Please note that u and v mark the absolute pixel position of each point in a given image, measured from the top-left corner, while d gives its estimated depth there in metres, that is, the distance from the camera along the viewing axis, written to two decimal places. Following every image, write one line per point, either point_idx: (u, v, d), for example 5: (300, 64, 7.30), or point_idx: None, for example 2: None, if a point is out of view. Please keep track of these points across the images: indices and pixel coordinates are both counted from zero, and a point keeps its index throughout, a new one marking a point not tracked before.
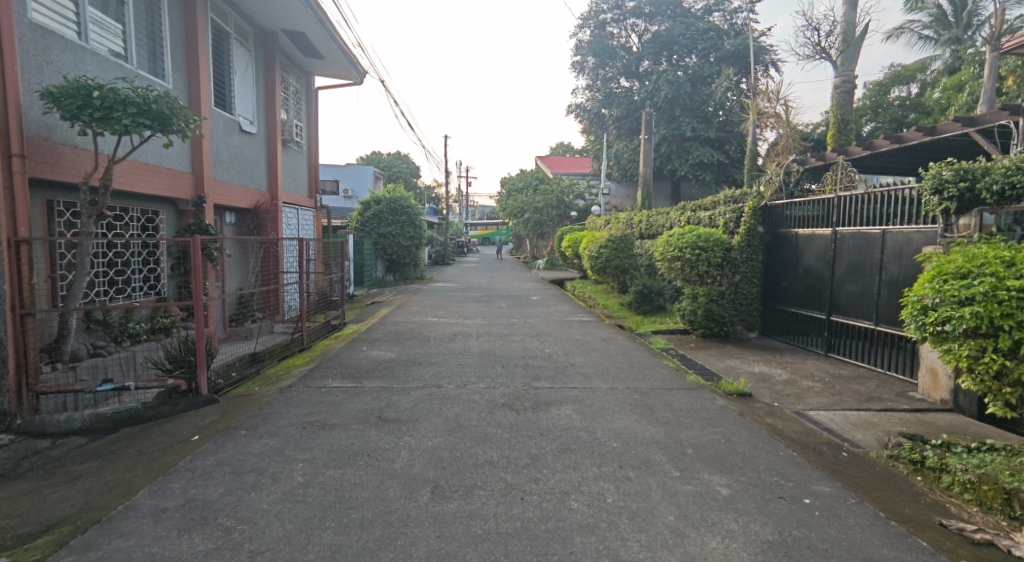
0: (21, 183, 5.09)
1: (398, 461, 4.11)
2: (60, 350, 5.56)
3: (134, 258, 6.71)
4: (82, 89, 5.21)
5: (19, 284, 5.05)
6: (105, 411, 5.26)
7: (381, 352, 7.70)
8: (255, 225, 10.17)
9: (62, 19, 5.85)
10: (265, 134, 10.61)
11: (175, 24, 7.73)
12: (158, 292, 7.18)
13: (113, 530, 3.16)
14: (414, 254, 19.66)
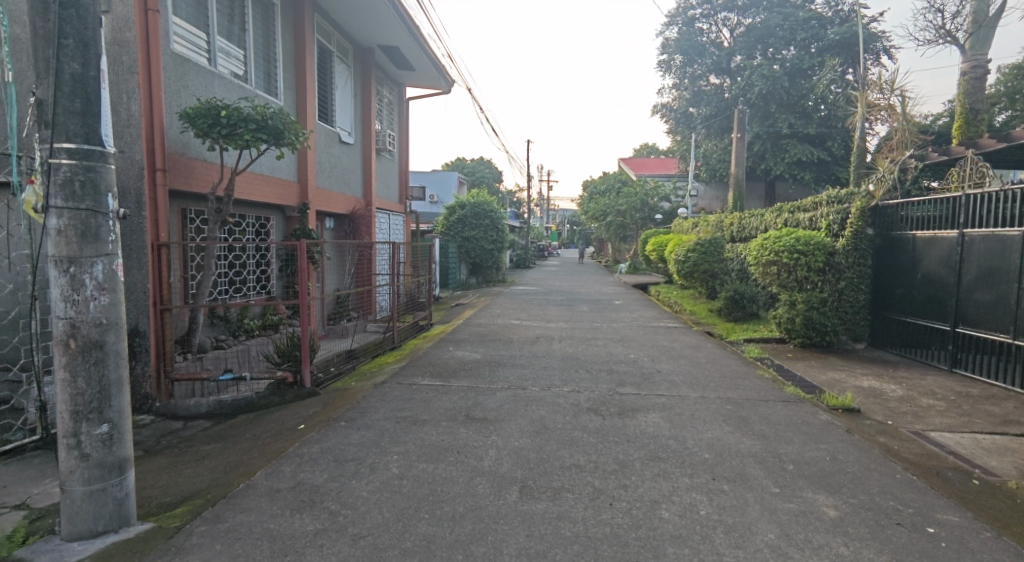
0: (162, 194, 5.72)
1: (487, 458, 4.22)
2: (190, 342, 6.19)
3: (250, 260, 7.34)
4: (212, 109, 5.79)
5: (160, 284, 5.67)
6: (226, 399, 5.78)
7: (467, 352, 7.92)
8: (352, 230, 10.75)
9: (196, 48, 6.51)
10: (362, 143, 11.20)
11: (287, 45, 8.35)
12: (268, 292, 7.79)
13: (237, 505, 3.48)
14: (497, 257, 19.97)
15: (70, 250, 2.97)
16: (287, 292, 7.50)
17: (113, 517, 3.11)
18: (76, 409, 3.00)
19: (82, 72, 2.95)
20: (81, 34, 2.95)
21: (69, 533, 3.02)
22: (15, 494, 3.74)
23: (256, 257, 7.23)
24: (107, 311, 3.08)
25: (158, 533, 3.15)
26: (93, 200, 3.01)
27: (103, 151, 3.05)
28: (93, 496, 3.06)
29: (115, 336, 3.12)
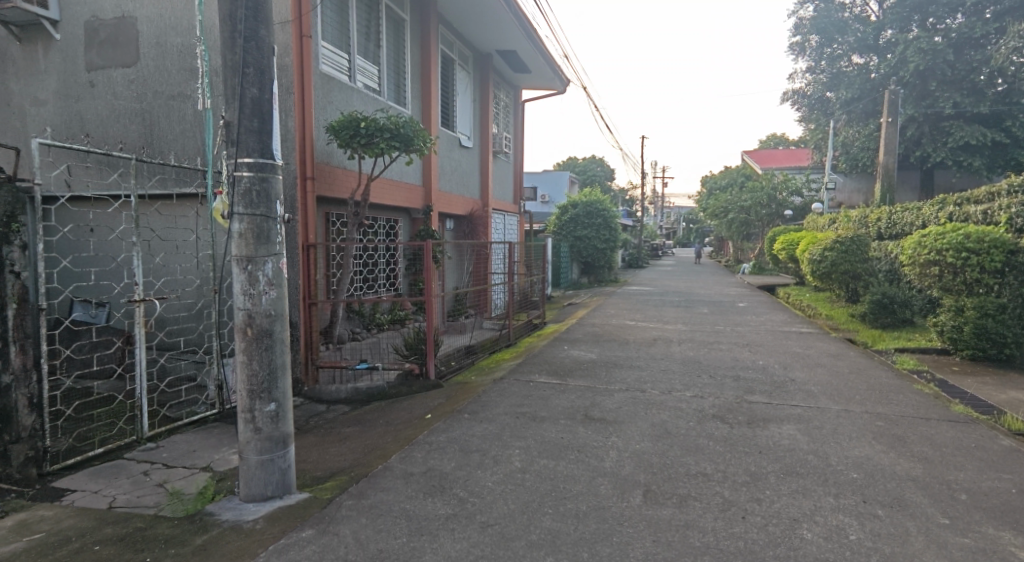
0: (311, 199, 6.31)
1: (608, 460, 4.19)
2: (331, 334, 6.78)
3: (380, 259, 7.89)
4: (353, 120, 6.29)
5: (308, 280, 6.27)
6: (362, 386, 6.25)
7: (582, 352, 7.90)
8: (471, 231, 11.15)
9: (339, 66, 7.11)
10: (482, 146, 11.57)
11: (415, 57, 8.85)
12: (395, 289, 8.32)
13: (377, 484, 3.77)
14: (609, 257, 19.68)
15: (248, 250, 3.40)
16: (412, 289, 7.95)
17: (278, 484, 3.51)
18: (252, 389, 3.44)
19: (260, 95, 3.38)
20: (259, 63, 3.39)
21: (245, 495, 3.47)
22: (201, 458, 4.33)
23: (386, 257, 7.73)
24: (275, 303, 3.49)
25: (314, 502, 3.51)
26: (266, 207, 3.42)
27: (274, 164, 3.45)
28: (263, 465, 3.48)
29: (282, 326, 3.52)
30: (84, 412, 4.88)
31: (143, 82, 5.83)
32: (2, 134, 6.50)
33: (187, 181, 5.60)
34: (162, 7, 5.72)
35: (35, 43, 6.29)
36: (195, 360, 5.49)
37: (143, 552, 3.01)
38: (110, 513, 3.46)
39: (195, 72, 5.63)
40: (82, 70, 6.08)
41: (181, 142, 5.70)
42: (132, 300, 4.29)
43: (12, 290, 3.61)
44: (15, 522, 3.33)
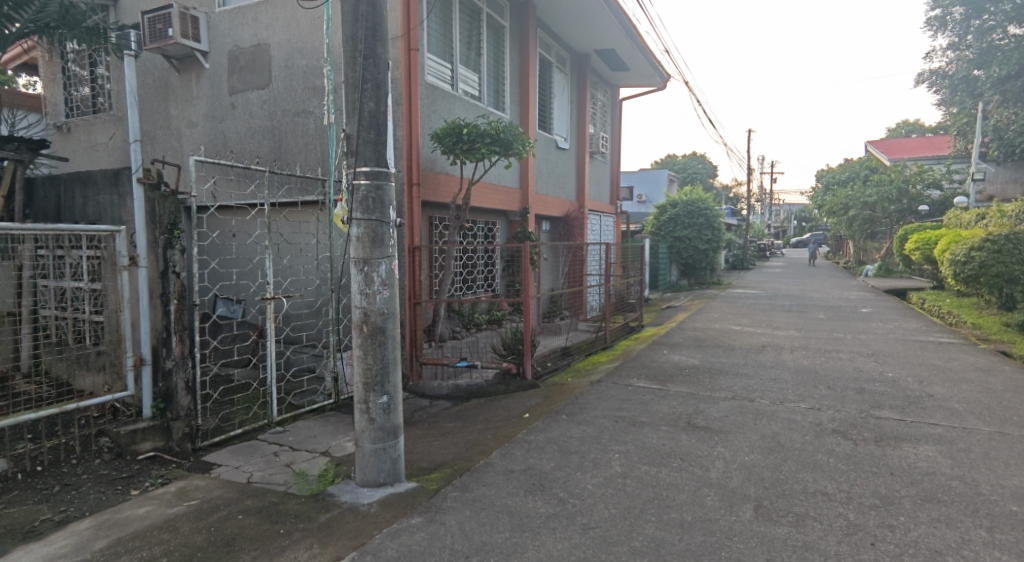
0: (416, 204, 6.62)
1: (714, 470, 4.07)
2: (434, 332, 7.07)
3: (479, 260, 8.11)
4: (456, 127, 6.52)
5: (413, 280, 6.59)
6: (462, 384, 6.47)
7: (684, 357, 7.65)
8: (566, 232, 11.19)
9: (442, 76, 7.41)
10: (578, 147, 11.55)
11: (514, 63, 9.02)
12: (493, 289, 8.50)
13: (479, 479, 3.92)
14: (712, 258, 18.86)
15: (364, 252, 3.68)
16: (509, 290, 8.12)
17: (390, 473, 3.76)
18: (367, 381, 3.70)
19: (376, 108, 3.66)
20: (376, 79, 3.67)
21: (361, 480, 3.75)
22: (321, 443, 4.73)
23: (484, 259, 7.94)
24: (388, 302, 3.73)
25: (421, 491, 3.71)
26: (380, 212, 3.68)
27: (388, 172, 3.70)
28: (377, 453, 3.73)
29: (394, 323, 3.76)
30: (226, 396, 5.49)
31: (273, 102, 6.45)
32: (163, 153, 7.44)
33: (309, 190, 6.13)
34: (291, 32, 6.29)
35: (189, 71, 7.15)
36: (316, 353, 5.98)
37: (276, 525, 3.36)
38: (248, 487, 3.89)
39: (318, 90, 6.14)
40: (225, 94, 6.82)
41: (304, 154, 6.24)
42: (264, 298, 4.76)
43: (174, 287, 4.13)
44: (175, 489, 3.84)
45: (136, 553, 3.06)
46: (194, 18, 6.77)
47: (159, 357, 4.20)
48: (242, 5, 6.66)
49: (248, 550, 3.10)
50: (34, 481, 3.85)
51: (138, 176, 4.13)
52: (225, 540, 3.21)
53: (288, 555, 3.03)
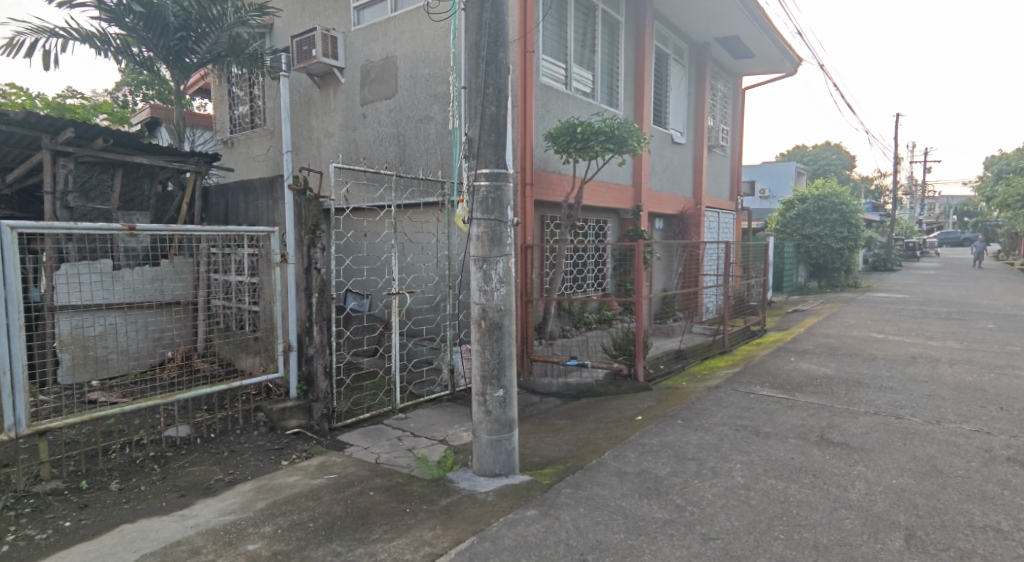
0: (529, 204, 6.73)
1: (854, 491, 3.75)
2: (544, 329, 7.13)
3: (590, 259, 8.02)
4: (570, 126, 6.54)
5: (525, 279, 6.70)
6: (572, 382, 6.49)
7: (815, 366, 7.10)
8: (681, 229, 10.79)
9: (556, 76, 7.47)
10: (695, 142, 11.09)
11: (629, 57, 8.85)
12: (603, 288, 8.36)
13: (592, 478, 3.94)
14: (848, 258, 17.27)
15: (483, 251, 3.84)
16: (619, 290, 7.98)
17: (504, 464, 3.91)
18: (485, 375, 3.90)
19: (497, 111, 3.82)
20: (497, 84, 3.83)
21: (477, 469, 3.94)
22: (440, 431, 4.99)
23: (595, 257, 7.88)
24: (505, 300, 3.87)
25: (535, 485, 3.81)
26: (499, 213, 3.82)
27: (507, 173, 3.85)
28: (493, 444, 3.90)
29: (510, 320, 3.90)
30: (355, 382, 5.95)
31: (399, 111, 6.88)
32: (307, 161, 8.22)
33: (431, 192, 6.45)
34: (416, 44, 6.66)
35: (328, 86, 7.82)
36: (434, 346, 6.29)
37: (403, 503, 3.63)
38: (377, 466, 4.22)
39: (440, 96, 6.44)
40: (358, 105, 7.39)
41: (426, 158, 6.58)
42: (390, 293, 5.09)
43: (315, 281, 4.58)
44: (317, 463, 4.28)
45: (285, 517, 3.46)
46: (333, 37, 7.40)
47: (303, 345, 4.68)
48: (374, 21, 7.16)
49: (379, 524, 3.37)
50: (209, 446, 4.45)
51: (289, 183, 4.61)
52: (359, 513, 3.52)
53: (413, 533, 3.26)
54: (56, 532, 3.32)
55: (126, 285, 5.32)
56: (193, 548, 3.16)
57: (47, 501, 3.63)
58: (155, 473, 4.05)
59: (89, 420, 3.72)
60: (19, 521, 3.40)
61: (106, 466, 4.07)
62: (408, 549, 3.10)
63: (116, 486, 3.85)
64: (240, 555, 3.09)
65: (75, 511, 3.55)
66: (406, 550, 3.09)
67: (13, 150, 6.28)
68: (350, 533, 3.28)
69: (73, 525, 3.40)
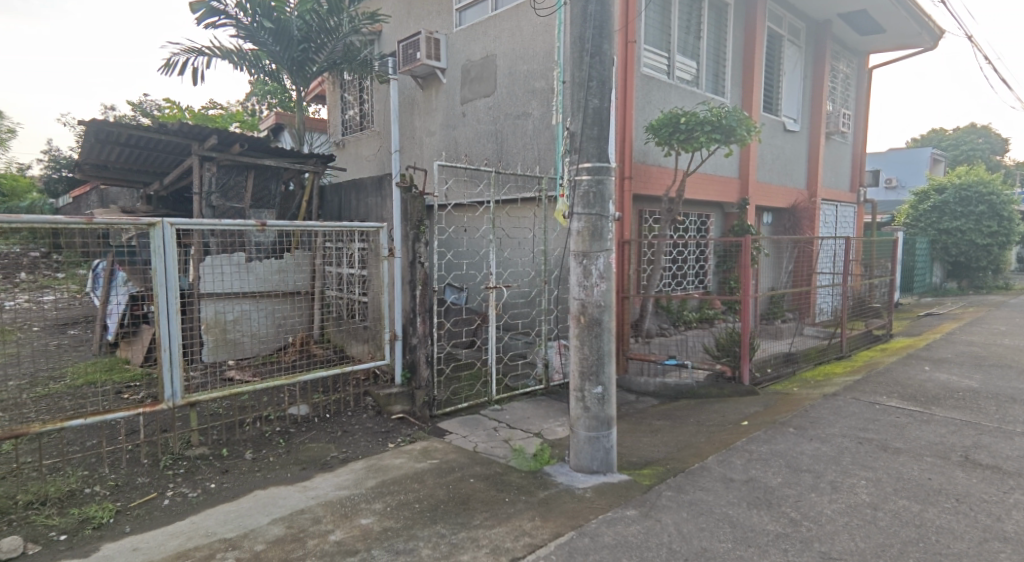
0: (627, 198, 6.56)
1: (1007, 522, 3.32)
2: (641, 327, 6.91)
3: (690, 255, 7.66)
4: (674, 117, 6.28)
5: (622, 274, 6.49)
6: (670, 382, 6.24)
7: (955, 377, 6.35)
8: (792, 224, 10.06)
9: (659, 65, 7.22)
10: (810, 129, 10.30)
11: (737, 41, 8.37)
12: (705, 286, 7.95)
13: (695, 482, 3.79)
14: (996, 255, 15.31)
15: (583, 246, 3.84)
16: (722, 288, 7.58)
17: (602, 462, 3.90)
18: (583, 370, 3.90)
19: (601, 104, 3.80)
20: (602, 76, 3.80)
21: (575, 464, 3.96)
22: (535, 424, 5.03)
23: (696, 253, 7.56)
24: (605, 296, 3.85)
25: (634, 485, 3.75)
26: (601, 207, 3.81)
27: (609, 167, 3.83)
28: (591, 441, 3.90)
29: (610, 316, 3.87)
30: (454, 373, 6.12)
31: (497, 108, 6.97)
32: (412, 159, 8.57)
33: (528, 187, 6.61)
34: (515, 41, 6.70)
35: (430, 87, 8.09)
36: (529, 341, 6.33)
37: (502, 493, 3.70)
38: (477, 455, 4.32)
39: (538, 92, 6.44)
40: (458, 104, 7.59)
41: (524, 153, 6.62)
42: (488, 287, 5.17)
43: (419, 274, 4.85)
44: (420, 447, 4.47)
45: (392, 497, 3.64)
46: (436, 39, 7.64)
47: (408, 334, 4.97)
48: (475, 21, 7.29)
49: (480, 511, 3.46)
50: (325, 425, 4.79)
51: (396, 180, 4.85)
52: (461, 498, 3.64)
53: (513, 523, 3.31)
54: (204, 492, 3.74)
55: (257, 277, 5.69)
56: (314, 517, 3.41)
57: (196, 464, 4.08)
58: (281, 446, 4.42)
59: (229, 395, 4.16)
60: (175, 479, 3.87)
61: (242, 437, 4.49)
62: (508, 538, 3.15)
63: (250, 455, 4.25)
64: (354, 528, 3.29)
65: (218, 474, 3.97)
66: (507, 538, 3.15)
67: (168, 156, 7.07)
68: (454, 516, 3.39)
69: (218, 486, 3.81)
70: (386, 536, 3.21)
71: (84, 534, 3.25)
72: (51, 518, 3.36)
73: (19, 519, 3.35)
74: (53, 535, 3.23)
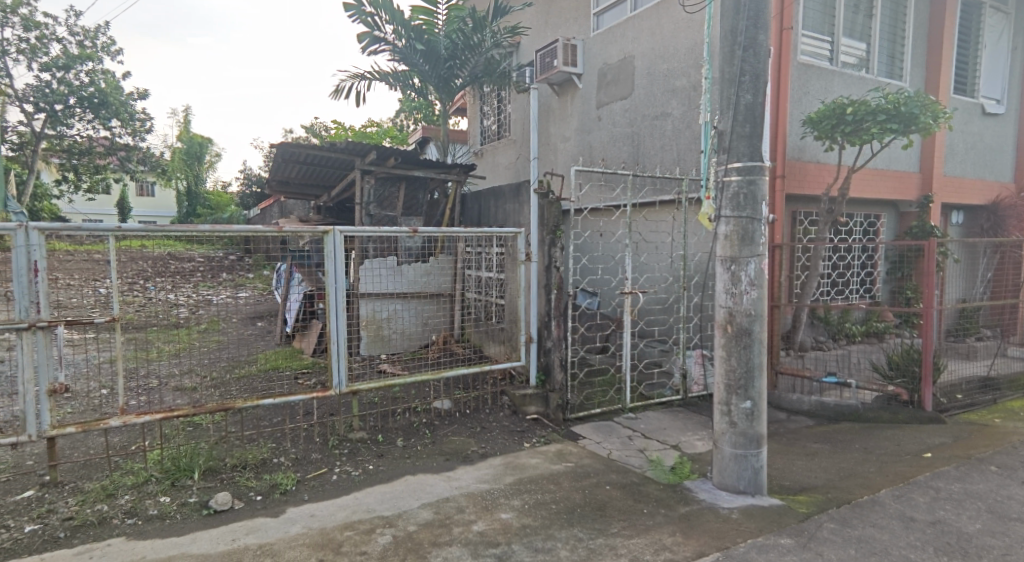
0: (778, 198, 6.03)
1: None
2: (792, 339, 6.27)
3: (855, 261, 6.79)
4: (837, 107, 5.63)
5: (773, 282, 5.93)
6: (829, 401, 5.59)
7: None
8: (991, 225, 8.35)
9: (820, 51, 6.55)
10: (1020, 111, 8.63)
11: (921, 15, 7.30)
12: (873, 296, 7.01)
13: (865, 516, 3.38)
14: None
15: (732, 251, 3.65)
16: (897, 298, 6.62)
17: (750, 482, 3.65)
18: (729, 384, 3.68)
19: (753, 100, 3.58)
20: (755, 70, 3.59)
21: (719, 482, 3.75)
22: (672, 436, 4.84)
23: (862, 258, 6.71)
24: (755, 304, 3.62)
25: (789, 512, 3.46)
26: (752, 209, 3.60)
27: (763, 166, 3.60)
28: (738, 459, 3.68)
29: (760, 326, 3.63)
30: (587, 378, 6.08)
31: (635, 110, 6.83)
32: (550, 166, 8.71)
33: (667, 190, 6.31)
34: (655, 40, 6.51)
35: (567, 93, 8.19)
36: (666, 349, 6.09)
37: (640, 503, 3.63)
38: (612, 462, 4.28)
39: (678, 91, 6.20)
40: (595, 108, 7.58)
41: (662, 156, 6.40)
42: (623, 292, 5.08)
43: (555, 278, 4.95)
44: (555, 450, 4.53)
45: (531, 496, 3.74)
46: (573, 46, 7.70)
47: (544, 338, 5.09)
48: (613, 24, 7.23)
49: (617, 519, 3.43)
50: (466, 421, 5.04)
51: (534, 187, 5.01)
52: (598, 504, 3.63)
53: (652, 535, 3.24)
54: (364, 472, 4.17)
55: (407, 279, 6.11)
56: (459, 507, 3.63)
57: (357, 447, 4.54)
58: (428, 436, 4.75)
59: (385, 386, 4.57)
60: (341, 458, 4.35)
61: (394, 425, 4.90)
62: (648, 550, 3.09)
63: (401, 443, 4.63)
64: (495, 521, 3.44)
65: (375, 457, 4.39)
66: (647, 551, 3.08)
67: (335, 171, 7.92)
68: (591, 521, 3.40)
69: (375, 468, 4.22)
70: (526, 532, 3.31)
71: (274, 497, 3.80)
72: (250, 480, 3.97)
73: (228, 478, 4.00)
74: (252, 495, 3.82)
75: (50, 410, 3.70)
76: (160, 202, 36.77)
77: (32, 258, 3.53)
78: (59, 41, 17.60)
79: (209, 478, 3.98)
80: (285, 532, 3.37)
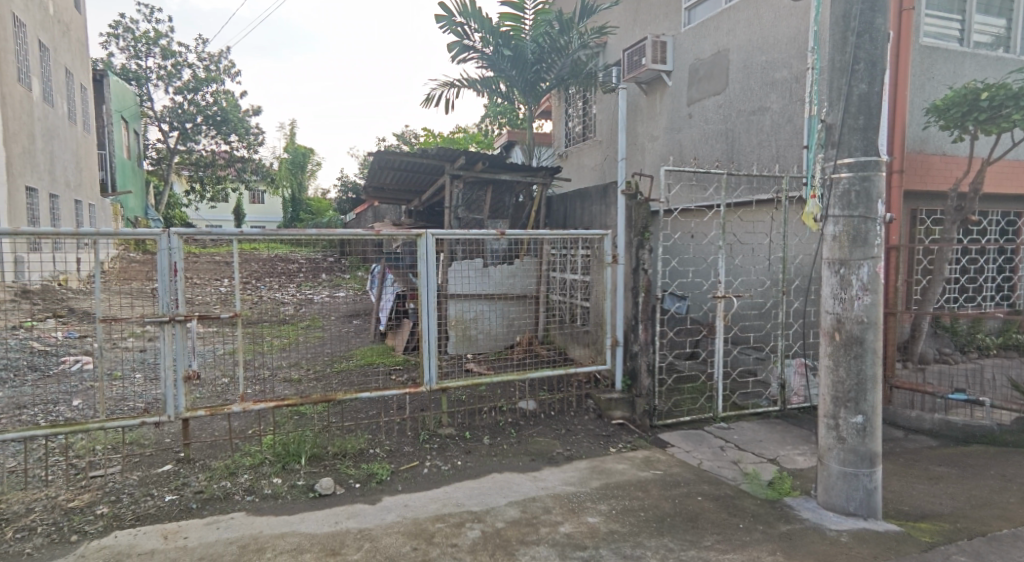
0: (896, 195, 5.46)
1: None
2: (911, 350, 5.67)
3: (990, 264, 6.03)
4: (969, 93, 5.02)
5: (888, 287, 5.39)
6: (956, 421, 4.99)
7: None
8: None
9: (950, 31, 5.88)
10: None
11: None
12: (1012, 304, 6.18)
13: (1004, 553, 3.01)
14: None
15: (842, 253, 3.37)
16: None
17: (862, 504, 3.35)
18: (837, 396, 3.40)
19: (869, 89, 3.30)
20: (871, 56, 3.30)
21: (825, 501, 3.48)
22: (770, 449, 4.55)
23: (998, 262, 5.94)
24: (869, 310, 3.32)
25: (908, 539, 3.15)
26: (866, 207, 3.31)
27: (878, 161, 3.30)
28: (847, 478, 3.39)
29: (874, 334, 3.33)
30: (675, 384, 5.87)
31: (729, 105, 6.50)
32: (639, 165, 8.50)
33: (763, 190, 6.01)
34: (753, 30, 6.16)
35: (656, 91, 7.95)
36: (763, 357, 5.74)
37: (735, 517, 3.45)
38: (704, 473, 4.11)
39: (778, 83, 5.82)
40: (686, 105, 7.30)
41: (759, 152, 6.04)
42: (716, 296, 4.85)
43: (642, 281, 4.83)
44: (642, 456, 4.42)
45: (620, 501, 3.68)
46: (663, 43, 7.50)
47: (631, 343, 4.98)
48: (706, 18, 6.94)
49: (710, 532, 3.29)
50: (551, 422, 5.05)
51: (620, 188, 4.91)
52: (690, 515, 3.50)
53: (751, 553, 3.07)
54: (453, 467, 4.30)
55: (494, 281, 6.21)
56: (545, 507, 3.65)
57: (446, 442, 4.69)
58: (513, 436, 4.81)
59: (473, 384, 4.69)
60: (432, 452, 4.52)
61: (481, 423, 5.01)
62: None
63: (488, 441, 4.73)
64: (582, 524, 3.43)
65: (463, 453, 4.51)
66: None
67: (427, 176, 8.25)
68: (682, 532, 3.29)
69: (464, 464, 4.34)
70: (614, 538, 3.26)
71: (371, 486, 4.02)
72: (350, 468, 4.23)
73: (330, 465, 4.29)
74: (351, 482, 4.07)
75: (185, 395, 4.08)
76: (271, 207, 40.25)
77: (172, 259, 3.89)
78: (190, 66, 19.81)
79: (314, 464, 4.29)
80: (382, 519, 3.55)
